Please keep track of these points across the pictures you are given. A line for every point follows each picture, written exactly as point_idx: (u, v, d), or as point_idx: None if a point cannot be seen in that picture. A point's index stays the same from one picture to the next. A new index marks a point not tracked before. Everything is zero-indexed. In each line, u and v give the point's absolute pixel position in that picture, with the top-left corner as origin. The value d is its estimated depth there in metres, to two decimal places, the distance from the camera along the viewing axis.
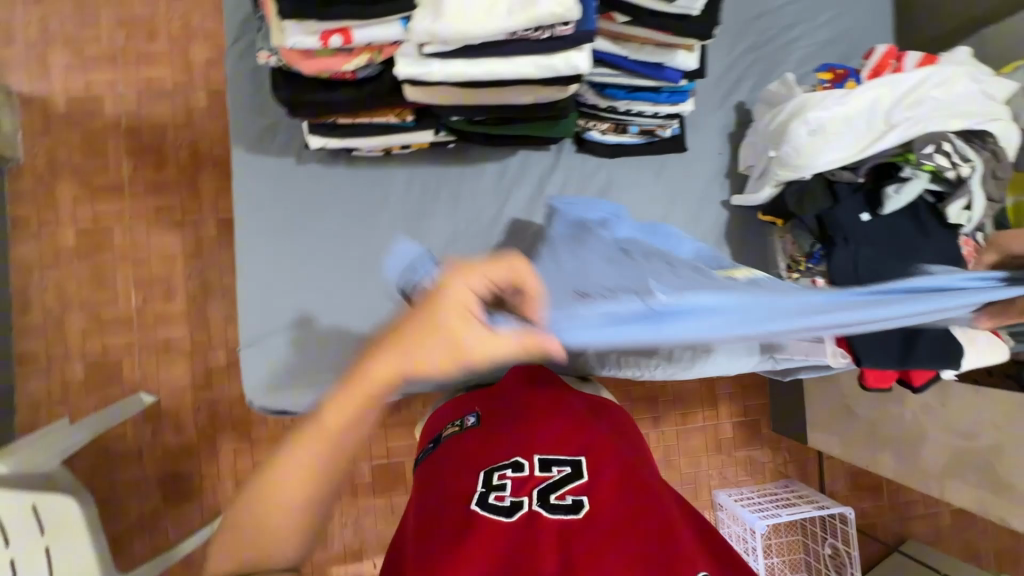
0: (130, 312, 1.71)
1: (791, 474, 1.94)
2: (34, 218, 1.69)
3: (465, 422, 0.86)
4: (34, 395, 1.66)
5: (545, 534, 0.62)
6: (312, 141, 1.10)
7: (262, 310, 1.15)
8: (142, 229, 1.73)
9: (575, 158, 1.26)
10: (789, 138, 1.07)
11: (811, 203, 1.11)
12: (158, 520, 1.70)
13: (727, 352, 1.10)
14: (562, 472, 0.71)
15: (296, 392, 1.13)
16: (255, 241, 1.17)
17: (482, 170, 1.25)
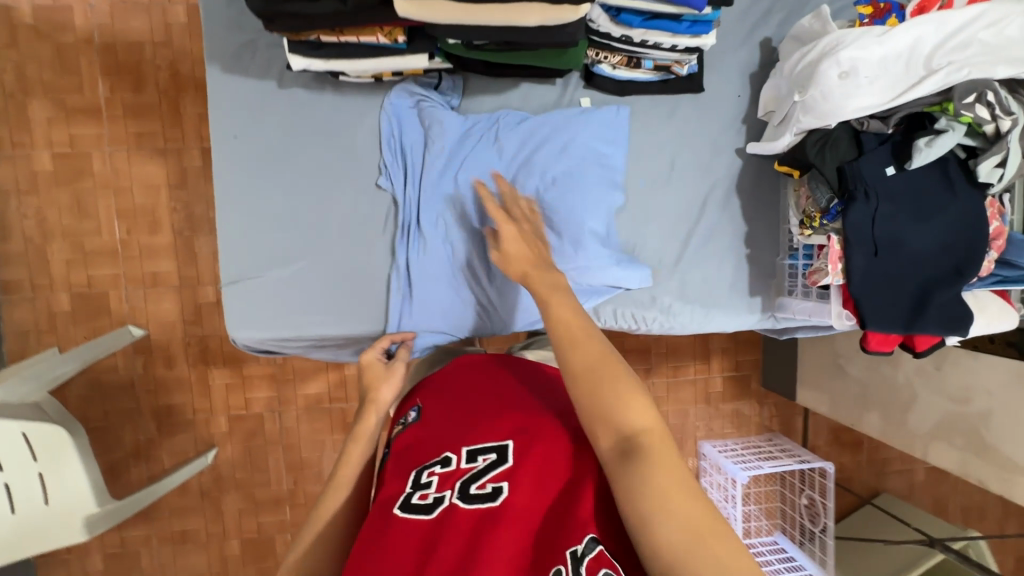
0: (114, 244, 1.66)
1: (776, 428, 1.98)
2: (7, 139, 1.60)
3: (407, 419, 0.81)
4: (21, 325, 1.64)
5: (461, 531, 0.60)
6: (295, 63, 1.00)
7: (247, 243, 1.10)
8: (122, 156, 1.64)
9: (582, 96, 1.17)
10: (817, 80, 0.99)
11: (832, 152, 1.04)
12: (153, 449, 1.73)
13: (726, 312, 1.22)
14: (486, 460, 0.67)
15: (285, 329, 1.10)
16: (240, 169, 1.10)
17: (481, 103, 1.18)
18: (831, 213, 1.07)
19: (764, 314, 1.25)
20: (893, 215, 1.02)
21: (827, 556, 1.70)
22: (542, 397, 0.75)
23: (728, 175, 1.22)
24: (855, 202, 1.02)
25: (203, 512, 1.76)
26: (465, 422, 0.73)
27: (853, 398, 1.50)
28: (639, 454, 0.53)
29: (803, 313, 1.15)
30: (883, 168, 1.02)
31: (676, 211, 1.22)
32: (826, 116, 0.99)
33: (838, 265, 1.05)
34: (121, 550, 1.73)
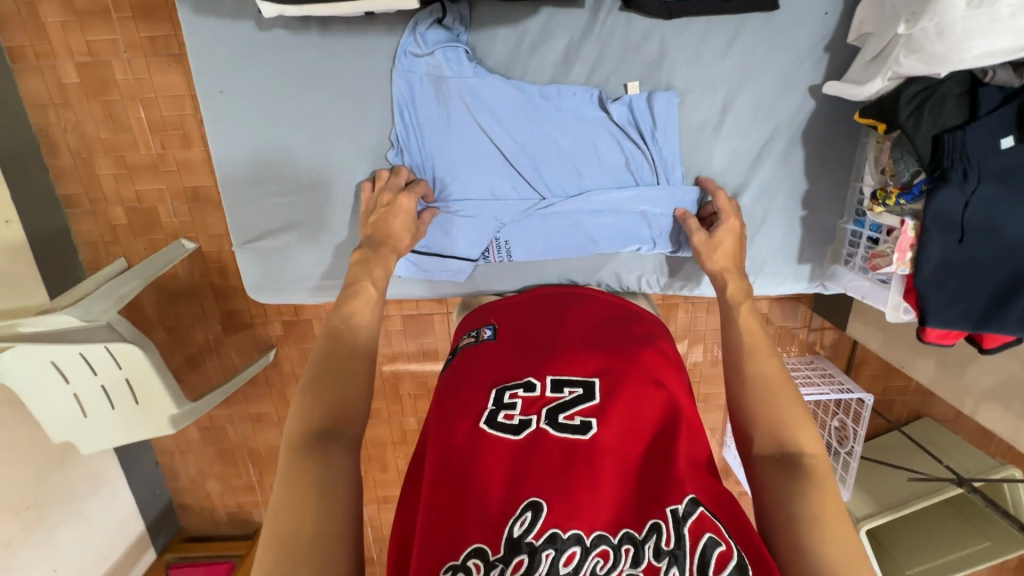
0: (152, 158, 1.67)
1: (823, 352, 1.89)
2: (28, 49, 1.56)
3: (481, 335, 1.07)
4: (90, 237, 1.76)
5: (551, 445, 0.81)
6: (266, 10, 1.01)
7: (245, 211, 1.21)
8: (140, 64, 1.57)
9: (619, 20, 1.11)
10: (942, 10, 0.85)
11: (931, 113, 0.96)
12: (222, 346, 1.94)
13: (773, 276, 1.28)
14: (573, 394, 0.89)
15: (294, 287, 1.28)
16: (225, 127, 1.16)
17: (493, 36, 1.13)
18: (914, 191, 1.01)
19: (812, 281, 1.29)
20: (997, 197, 0.97)
21: (848, 475, 1.71)
22: (616, 346, 0.98)
23: (793, 120, 1.16)
24: (947, 183, 0.97)
25: (272, 399, 2.02)
26: (541, 358, 0.96)
27: (909, 341, 1.39)
28: (801, 469, 0.80)
29: (858, 293, 1.19)
30: (996, 140, 0.94)
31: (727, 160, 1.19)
32: (936, 62, 0.90)
33: (906, 253, 1.03)
34: (212, 425, 2.06)
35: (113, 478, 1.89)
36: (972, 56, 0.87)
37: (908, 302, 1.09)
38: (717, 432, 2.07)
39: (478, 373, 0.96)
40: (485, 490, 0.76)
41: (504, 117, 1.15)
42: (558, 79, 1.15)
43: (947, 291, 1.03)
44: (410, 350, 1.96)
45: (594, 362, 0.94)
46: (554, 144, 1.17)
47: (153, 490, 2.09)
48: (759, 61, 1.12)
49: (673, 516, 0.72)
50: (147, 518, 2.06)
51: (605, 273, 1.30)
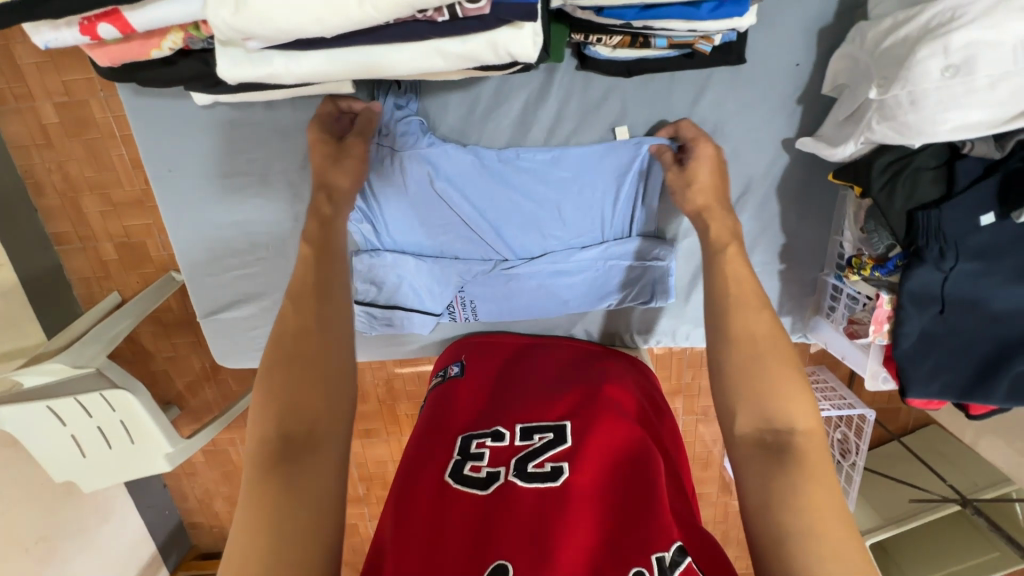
0: (137, 194, 1.67)
1: (824, 363, 1.84)
2: (6, 91, 1.55)
3: (451, 372, 1.15)
4: (82, 273, 1.77)
5: (522, 493, 0.83)
6: (201, 98, 1.02)
7: (207, 288, 1.24)
8: (118, 100, 1.55)
9: (578, 78, 1.07)
10: (913, 76, 0.82)
11: (905, 187, 0.92)
12: (219, 373, 1.95)
13: None
14: (544, 439, 0.93)
15: (263, 356, 1.32)
16: (198, 180, 1.15)
17: (446, 101, 1.11)
18: (887, 265, 0.98)
19: (795, 332, 1.26)
20: (975, 273, 0.94)
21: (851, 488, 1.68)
22: (585, 395, 1.01)
23: (770, 166, 1.11)
24: (921, 263, 0.93)
25: None
26: (508, 411, 1.01)
27: None
28: (788, 452, 0.78)
29: (838, 352, 1.17)
30: (971, 219, 0.91)
31: None
32: (909, 132, 0.86)
33: (883, 325, 1.00)
34: (215, 448, 2.09)
35: (121, 505, 1.94)
36: (948, 128, 0.84)
37: (887, 370, 1.07)
38: (719, 443, 2.05)
39: (447, 427, 1.00)
40: (458, 536, 0.77)
41: (464, 185, 1.13)
42: (517, 140, 1.13)
43: (929, 359, 1.01)
44: (405, 372, 1.95)
45: (560, 409, 0.99)
46: (519, 199, 1.14)
47: (163, 512, 2.14)
48: (730, 116, 1.08)
49: (659, 564, 0.72)
50: (157, 540, 2.11)
51: (578, 330, 1.31)
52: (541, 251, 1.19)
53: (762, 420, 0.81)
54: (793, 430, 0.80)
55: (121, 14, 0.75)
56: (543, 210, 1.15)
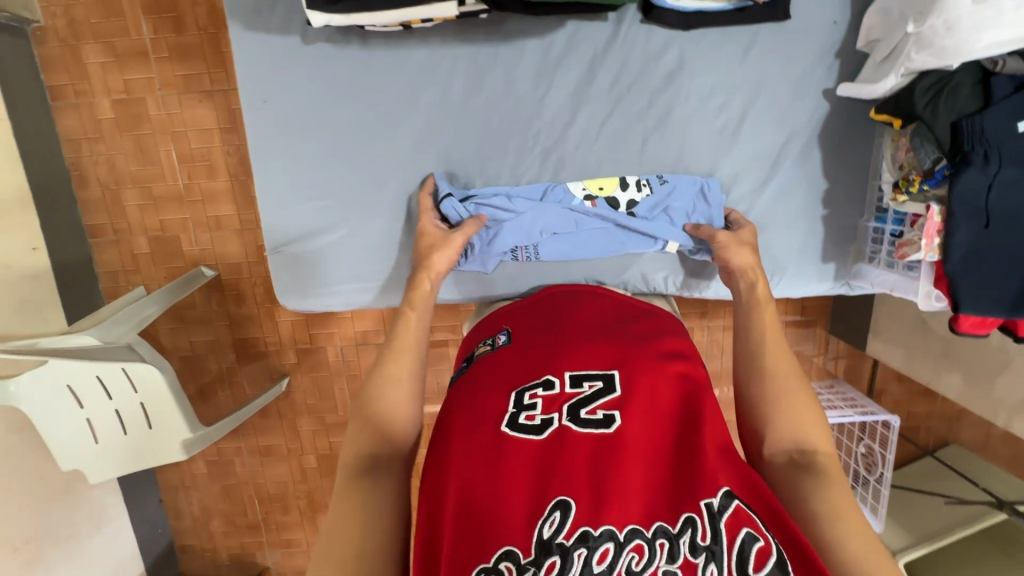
0: (178, 189, 1.73)
1: (841, 376, 1.84)
2: (68, 87, 1.64)
3: (497, 341, 0.94)
4: (111, 266, 1.79)
5: (576, 445, 0.71)
6: (314, 19, 0.95)
7: (285, 212, 1.16)
8: (174, 100, 1.65)
9: (640, 32, 1.08)
10: (945, 7, 0.87)
11: (948, 98, 0.96)
12: (234, 376, 1.92)
13: (799, 270, 1.22)
14: (594, 388, 0.78)
15: (327, 298, 1.21)
16: (265, 131, 1.12)
17: (521, 49, 1.09)
18: (937, 176, 1.02)
19: (837, 281, 1.24)
20: (1018, 179, 0.96)
21: (881, 505, 1.64)
22: (639, 338, 0.87)
23: (808, 123, 1.14)
24: (969, 166, 0.96)
25: (282, 431, 1.98)
26: (555, 352, 0.85)
27: (930, 358, 1.46)
28: (816, 470, 0.77)
29: (886, 285, 1.15)
30: (1011, 125, 0.94)
31: (743, 162, 1.15)
32: (948, 54, 0.91)
33: (933, 239, 1.02)
34: (219, 459, 2.00)
35: (116, 514, 1.83)
36: (982, 46, 0.89)
37: (941, 290, 1.06)
38: None
39: (492, 376, 0.85)
40: (506, 498, 0.66)
41: (526, 128, 1.13)
42: (582, 91, 1.11)
43: (981, 273, 1.02)
44: None
45: (610, 353, 0.83)
46: (578, 140, 1.14)
47: (155, 529, 2.02)
48: (773, 70, 1.10)
49: (709, 510, 0.64)
50: (146, 560, 1.97)
51: (633, 273, 1.22)
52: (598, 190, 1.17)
53: (792, 441, 0.81)
54: (824, 459, 0.78)
55: None
56: (602, 156, 1.15)
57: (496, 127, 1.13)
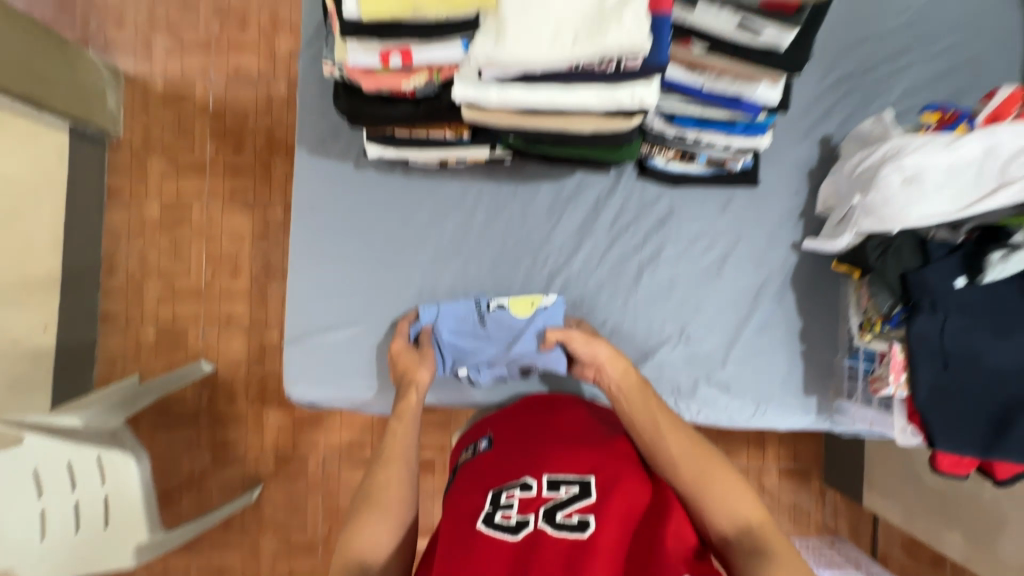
0: (199, 285, 1.83)
1: (841, 533, 1.76)
2: (126, 189, 1.84)
3: (478, 447, 0.95)
4: (112, 353, 1.82)
5: (548, 551, 0.70)
6: (371, 150, 1.13)
7: (307, 308, 1.24)
8: (218, 208, 1.84)
9: (636, 184, 1.28)
10: (879, 186, 1.05)
11: (895, 257, 1.10)
12: (205, 481, 1.82)
13: (780, 404, 1.26)
14: (570, 492, 0.78)
15: (331, 393, 1.23)
16: (303, 237, 1.25)
17: (537, 190, 1.28)
18: (894, 319, 1.12)
19: (820, 415, 1.27)
20: (965, 327, 1.05)
21: None
22: (616, 445, 0.88)
23: (782, 269, 1.28)
24: (920, 312, 1.05)
25: (241, 549, 1.81)
26: (534, 456, 0.86)
27: (928, 514, 1.43)
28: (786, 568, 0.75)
29: (864, 421, 1.19)
30: (954, 280, 1.05)
31: (726, 299, 1.27)
32: (887, 220, 1.05)
33: (900, 375, 1.09)
34: None
35: None
36: (915, 217, 1.03)
37: (915, 425, 1.11)
38: None
39: (472, 478, 0.86)
40: None
41: (536, 251, 1.27)
42: (586, 228, 1.27)
43: (952, 410, 1.06)
44: None
45: (589, 459, 0.84)
46: (574, 268, 1.27)
47: None
48: (749, 224, 1.28)
49: None
50: None
51: None
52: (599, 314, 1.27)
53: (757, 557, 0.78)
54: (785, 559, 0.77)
55: (411, 48, 0.83)
56: (601, 283, 1.27)
57: (510, 249, 1.27)
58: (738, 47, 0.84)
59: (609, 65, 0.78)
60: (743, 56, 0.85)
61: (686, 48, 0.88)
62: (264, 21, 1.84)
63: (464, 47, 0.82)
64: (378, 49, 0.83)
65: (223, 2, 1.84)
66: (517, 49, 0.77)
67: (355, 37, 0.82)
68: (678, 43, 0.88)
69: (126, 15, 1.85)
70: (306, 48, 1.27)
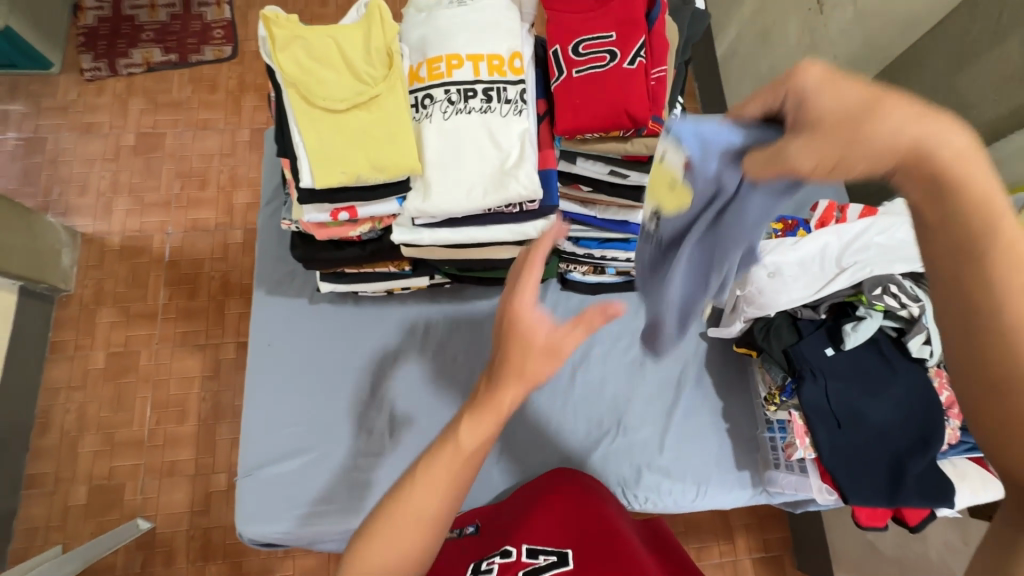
0: (142, 434, 1.76)
1: None
2: (71, 342, 1.83)
3: (466, 530, 1.07)
4: (34, 521, 1.66)
5: None
6: (324, 287, 1.25)
7: (259, 440, 1.25)
8: (167, 352, 1.85)
9: (562, 295, 1.44)
10: (752, 279, 1.22)
11: (776, 336, 1.24)
12: None
13: (719, 481, 1.32)
14: (546, 558, 0.80)
15: (283, 527, 1.19)
16: (256, 369, 1.30)
17: (476, 307, 1.41)
18: (788, 389, 1.25)
19: (756, 488, 1.33)
20: (841, 388, 1.19)
21: None
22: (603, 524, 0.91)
23: (695, 356, 1.43)
24: (804, 381, 1.20)
25: None
26: (520, 530, 0.91)
27: None
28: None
29: (790, 488, 1.25)
30: (823, 350, 1.21)
31: (654, 387, 1.39)
32: (765, 306, 1.22)
33: (805, 438, 1.21)
34: None
35: None
36: (784, 302, 1.21)
37: (829, 483, 1.20)
38: None
39: (457, 553, 0.96)
40: None
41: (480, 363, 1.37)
42: None
43: (853, 463, 1.17)
44: None
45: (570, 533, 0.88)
46: None
47: None
48: None
49: None
50: None
51: None
52: (543, 414, 1.35)
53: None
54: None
55: (356, 207, 0.98)
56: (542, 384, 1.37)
57: (455, 359, 1.36)
58: (613, 186, 1.06)
59: (514, 208, 0.99)
60: (619, 192, 1.05)
61: (576, 189, 1.09)
62: (223, 179, 2.03)
63: (398, 203, 0.98)
64: (328, 208, 0.98)
65: (185, 166, 2.04)
66: (441, 203, 0.94)
67: (311, 202, 0.96)
68: (571, 186, 1.09)
69: (90, 182, 2.00)
70: (267, 204, 1.43)
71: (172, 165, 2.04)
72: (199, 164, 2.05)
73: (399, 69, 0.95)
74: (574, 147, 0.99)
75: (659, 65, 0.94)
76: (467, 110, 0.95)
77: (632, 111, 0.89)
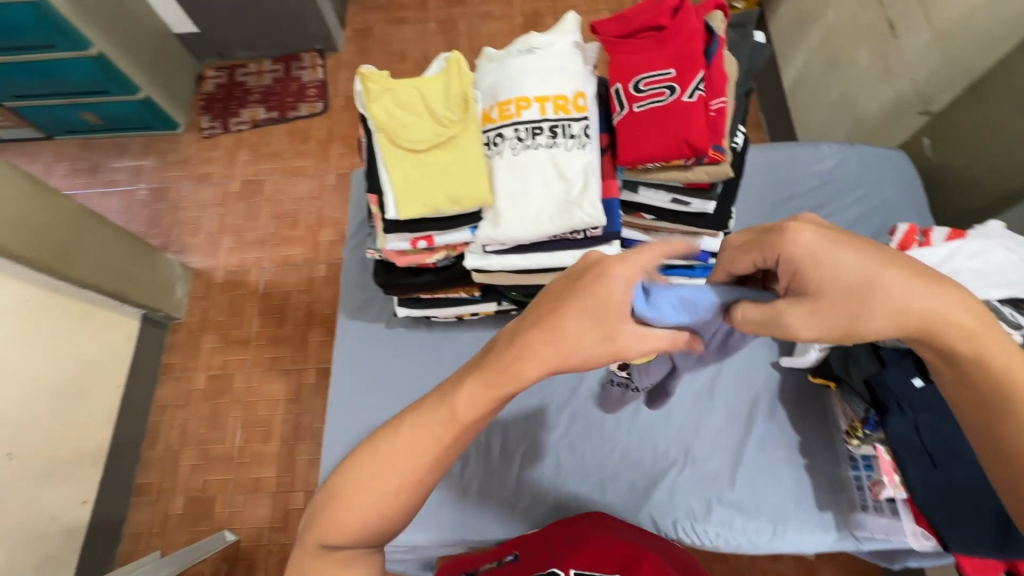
0: (232, 450, 1.92)
1: None
2: (178, 364, 2.06)
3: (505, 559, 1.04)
4: (140, 527, 1.84)
5: None
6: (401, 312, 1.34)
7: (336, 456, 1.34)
8: (258, 376, 2.02)
9: None
10: None
11: (856, 365, 1.17)
12: None
13: (797, 521, 1.24)
14: None
15: None
16: (336, 389, 1.40)
17: None
18: (872, 422, 1.19)
19: (842, 532, 1.24)
20: (934, 421, 1.08)
21: None
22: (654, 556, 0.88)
23: (768, 388, 1.36)
24: (891, 414, 1.12)
25: None
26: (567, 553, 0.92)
27: None
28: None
29: (880, 531, 1.16)
30: (910, 380, 1.10)
31: (724, 418, 1.33)
32: None
33: (894, 475, 1.13)
34: None
35: None
36: None
37: (925, 527, 1.09)
38: None
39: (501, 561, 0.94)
40: None
41: (544, 388, 1.39)
42: None
43: (955, 504, 1.04)
44: None
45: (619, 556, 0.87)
46: (579, 399, 1.37)
47: None
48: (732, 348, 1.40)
49: None
50: None
51: (644, 516, 1.26)
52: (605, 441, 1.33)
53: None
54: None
55: (432, 235, 1.07)
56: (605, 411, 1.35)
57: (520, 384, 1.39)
58: (676, 214, 1.09)
59: (579, 235, 1.03)
60: (682, 220, 1.09)
61: (639, 218, 1.12)
62: (312, 220, 2.25)
63: (471, 232, 1.07)
64: (408, 237, 1.08)
65: (280, 208, 2.28)
66: (509, 228, 1.00)
67: (394, 232, 1.07)
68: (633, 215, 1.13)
69: (203, 224, 2.28)
70: (351, 236, 1.57)
71: (269, 208, 2.29)
72: (292, 206, 2.28)
73: (472, 112, 1.05)
74: (636, 177, 1.03)
75: (718, 97, 0.97)
76: (535, 146, 1.02)
77: (692, 140, 0.93)
